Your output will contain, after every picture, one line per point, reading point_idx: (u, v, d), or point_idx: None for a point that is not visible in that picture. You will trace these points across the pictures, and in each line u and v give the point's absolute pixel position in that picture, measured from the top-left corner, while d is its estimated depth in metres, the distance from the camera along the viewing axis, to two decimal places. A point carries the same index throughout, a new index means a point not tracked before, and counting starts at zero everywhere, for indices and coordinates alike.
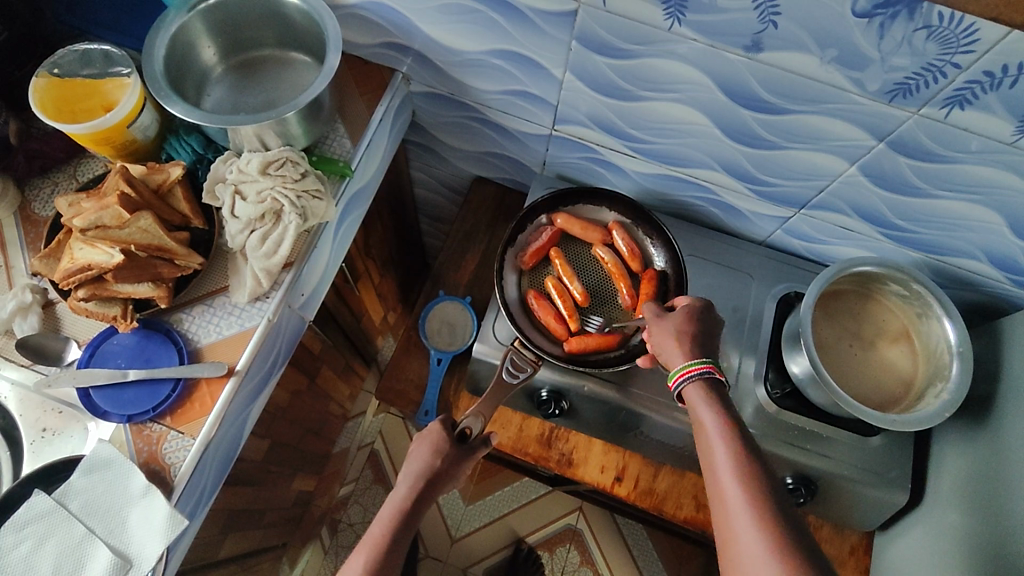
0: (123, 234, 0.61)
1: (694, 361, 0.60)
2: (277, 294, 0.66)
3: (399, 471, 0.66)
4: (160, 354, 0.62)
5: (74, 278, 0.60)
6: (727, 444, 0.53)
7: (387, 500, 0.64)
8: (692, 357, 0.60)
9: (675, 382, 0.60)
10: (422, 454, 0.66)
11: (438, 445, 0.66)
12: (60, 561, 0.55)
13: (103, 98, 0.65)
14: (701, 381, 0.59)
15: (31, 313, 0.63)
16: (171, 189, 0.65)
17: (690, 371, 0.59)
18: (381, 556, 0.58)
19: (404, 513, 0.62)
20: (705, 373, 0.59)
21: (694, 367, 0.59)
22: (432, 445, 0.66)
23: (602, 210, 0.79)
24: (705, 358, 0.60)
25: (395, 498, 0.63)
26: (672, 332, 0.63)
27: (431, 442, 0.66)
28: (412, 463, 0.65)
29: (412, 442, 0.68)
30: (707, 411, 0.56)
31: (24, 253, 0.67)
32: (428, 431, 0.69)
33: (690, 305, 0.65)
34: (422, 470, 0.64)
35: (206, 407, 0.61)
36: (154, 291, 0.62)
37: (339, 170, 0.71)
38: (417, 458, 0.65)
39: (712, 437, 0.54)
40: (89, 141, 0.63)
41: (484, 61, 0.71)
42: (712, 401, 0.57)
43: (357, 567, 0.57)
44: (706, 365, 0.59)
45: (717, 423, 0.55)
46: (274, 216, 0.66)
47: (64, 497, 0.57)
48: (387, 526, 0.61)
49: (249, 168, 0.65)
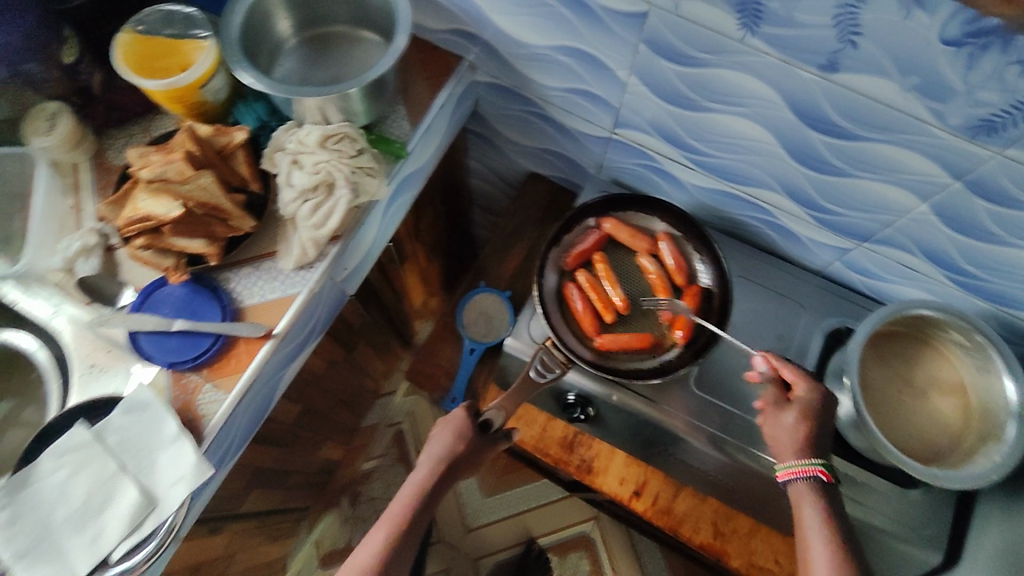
0: (184, 189, 0.62)
1: (806, 462, 0.59)
2: (321, 265, 0.68)
3: (420, 453, 0.66)
4: (206, 308, 0.65)
5: (135, 226, 0.63)
6: (828, 545, 0.55)
7: (409, 481, 0.65)
8: (805, 455, 0.59)
9: (784, 477, 0.60)
10: (444, 436, 0.66)
11: (461, 431, 0.66)
12: (93, 493, 0.58)
13: (181, 58, 0.67)
14: (812, 481, 0.59)
15: (93, 255, 0.66)
16: (234, 152, 0.68)
17: (810, 468, 0.58)
18: (401, 537, 0.59)
19: (424, 494, 0.63)
20: (816, 475, 0.58)
21: (805, 468, 0.59)
22: (454, 430, 0.66)
23: (654, 219, 0.77)
24: (820, 459, 0.59)
25: (416, 479, 0.64)
26: (783, 429, 0.61)
27: (455, 425, 0.66)
28: (435, 446, 0.65)
29: (436, 424, 0.68)
30: (812, 513, 0.57)
31: (94, 198, 0.70)
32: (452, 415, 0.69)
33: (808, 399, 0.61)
34: (444, 456, 0.64)
35: (242, 365, 0.63)
36: (207, 248, 0.64)
37: (394, 150, 0.72)
38: (441, 441, 0.65)
39: (809, 535, 0.56)
40: (163, 97, 0.66)
41: (550, 56, 0.71)
42: (819, 501, 0.58)
43: (379, 541, 0.59)
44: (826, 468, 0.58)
45: (818, 522, 0.57)
46: (327, 188, 0.67)
47: (102, 432, 0.59)
48: (407, 506, 0.62)
49: (309, 139, 0.67)
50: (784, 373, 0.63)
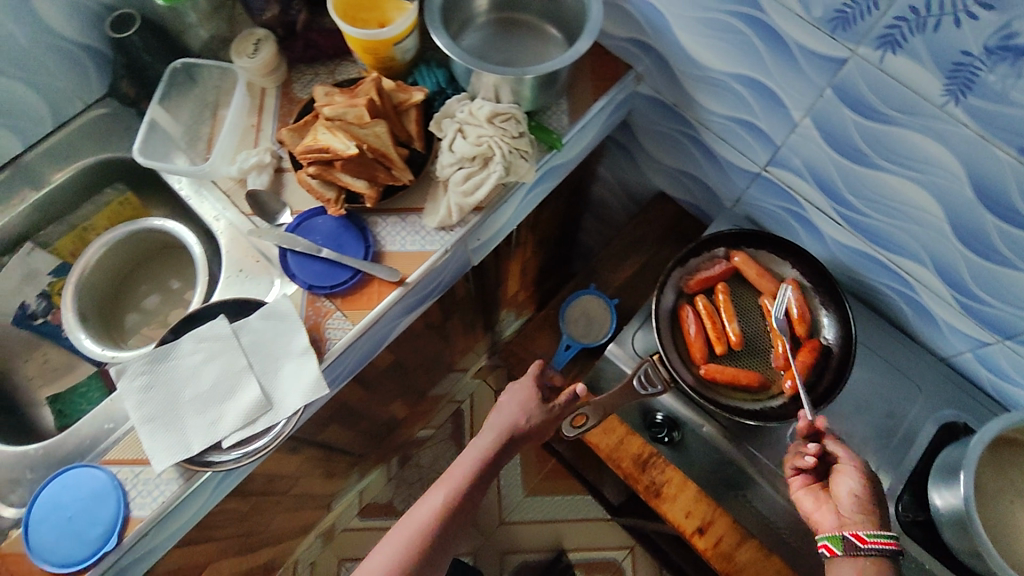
0: (361, 132, 0.67)
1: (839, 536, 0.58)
2: (460, 230, 0.71)
3: (488, 419, 0.70)
4: (351, 244, 0.69)
5: (311, 154, 0.67)
6: None
7: (475, 444, 0.68)
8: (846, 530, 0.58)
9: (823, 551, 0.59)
10: (512, 408, 0.70)
11: (527, 405, 0.70)
12: (220, 382, 0.62)
13: (382, 14, 0.74)
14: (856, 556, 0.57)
15: (265, 172, 0.72)
16: (408, 109, 0.72)
17: (866, 539, 0.57)
18: (460, 496, 0.63)
19: (488, 460, 0.66)
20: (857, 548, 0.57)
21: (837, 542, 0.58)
22: (523, 402, 0.71)
23: (785, 264, 0.75)
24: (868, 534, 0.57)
25: (482, 444, 0.67)
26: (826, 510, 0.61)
27: (525, 397, 0.71)
28: (501, 416, 0.70)
29: (507, 390, 0.73)
30: None
31: (274, 122, 0.76)
32: (523, 382, 0.73)
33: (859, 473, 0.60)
34: (508, 426, 0.69)
35: (371, 303, 0.67)
36: (367, 189, 0.69)
37: (550, 140, 0.75)
38: (510, 410, 0.70)
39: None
40: (360, 46, 0.71)
41: (725, 83, 0.71)
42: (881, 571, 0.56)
43: (437, 500, 0.63)
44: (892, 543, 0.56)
45: None
46: (483, 161, 0.70)
47: (240, 329, 0.64)
48: (471, 469, 0.66)
49: (479, 113, 0.71)
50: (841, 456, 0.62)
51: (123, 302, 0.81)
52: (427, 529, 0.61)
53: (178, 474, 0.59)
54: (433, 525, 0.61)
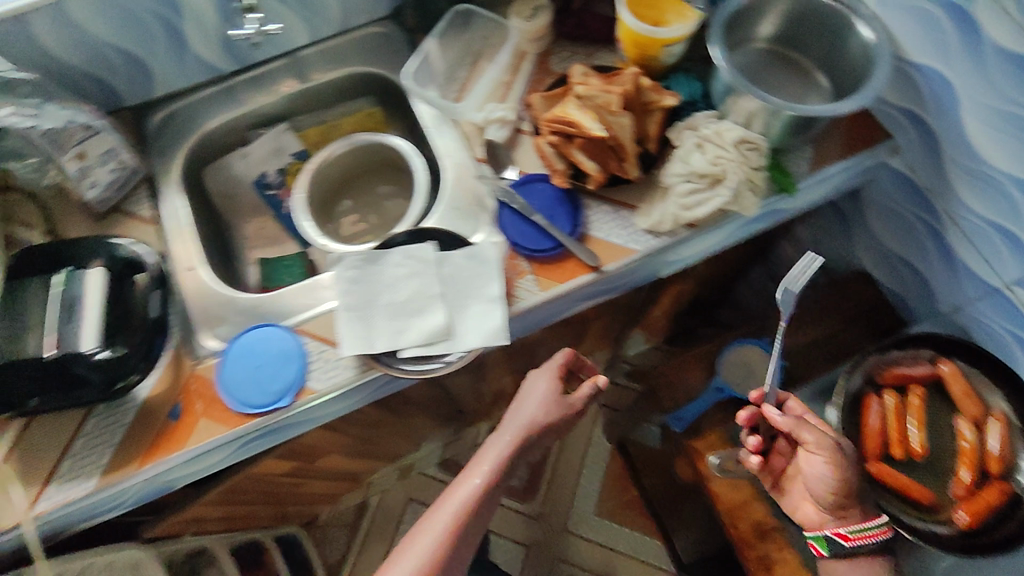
0: (611, 119, 0.68)
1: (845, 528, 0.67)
2: (667, 240, 0.70)
3: (510, 414, 0.74)
4: (562, 217, 0.70)
5: (555, 125, 0.69)
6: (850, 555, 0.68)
7: (500, 437, 0.72)
8: (844, 523, 0.67)
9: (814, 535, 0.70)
10: (534, 403, 0.75)
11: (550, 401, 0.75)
12: (412, 298, 0.66)
13: (660, 16, 0.74)
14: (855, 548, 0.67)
15: (506, 127, 0.75)
16: (656, 110, 0.71)
17: (851, 538, 0.66)
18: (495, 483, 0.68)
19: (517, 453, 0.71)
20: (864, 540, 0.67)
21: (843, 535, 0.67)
22: (543, 398, 0.75)
23: (997, 393, 0.67)
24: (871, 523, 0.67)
25: (505, 439, 0.71)
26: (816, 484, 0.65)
27: (546, 389, 0.76)
28: (524, 411, 0.74)
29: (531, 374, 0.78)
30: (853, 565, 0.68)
31: (523, 84, 0.78)
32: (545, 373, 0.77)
33: (822, 455, 0.63)
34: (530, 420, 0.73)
35: (563, 279, 0.69)
36: (596, 172, 0.69)
37: (784, 182, 0.72)
38: (535, 405, 0.75)
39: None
40: (631, 39, 0.73)
41: (1003, 184, 0.65)
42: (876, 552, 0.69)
43: (477, 480, 0.67)
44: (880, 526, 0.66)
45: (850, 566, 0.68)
46: (713, 181, 0.68)
47: (443, 259, 0.68)
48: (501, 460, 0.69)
49: (726, 134, 0.69)
50: (805, 433, 0.63)
51: (339, 191, 0.89)
52: (462, 512, 0.65)
53: (355, 364, 0.65)
54: (468, 511, 0.65)
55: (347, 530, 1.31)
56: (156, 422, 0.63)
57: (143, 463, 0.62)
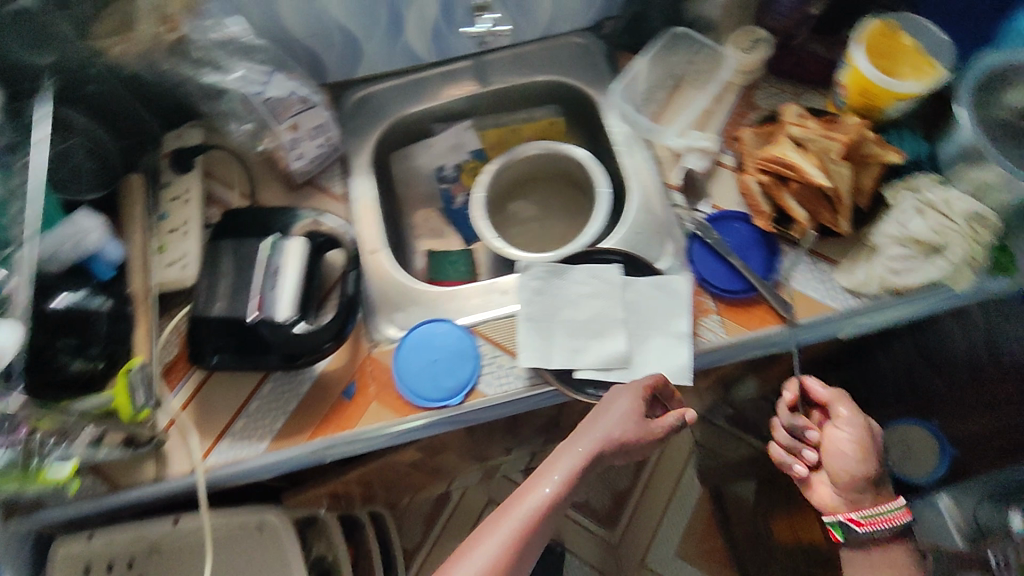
0: (834, 165, 0.65)
1: (882, 511, 0.64)
2: (868, 302, 0.66)
3: (586, 420, 0.59)
4: (758, 260, 0.68)
5: (773, 166, 0.66)
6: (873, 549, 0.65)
7: (569, 449, 0.56)
8: (875, 505, 0.65)
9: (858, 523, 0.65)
10: (617, 414, 0.58)
11: (643, 412, 0.58)
12: (594, 320, 0.65)
13: (892, 68, 0.70)
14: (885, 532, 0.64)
15: (705, 158, 0.73)
16: (875, 163, 0.67)
17: (863, 523, 0.64)
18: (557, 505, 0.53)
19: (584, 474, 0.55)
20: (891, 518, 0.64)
21: (867, 518, 0.64)
22: (630, 409, 0.58)
23: None
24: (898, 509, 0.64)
25: (576, 454, 0.56)
26: (841, 463, 0.65)
27: (630, 405, 0.58)
28: (606, 419, 0.58)
29: (618, 387, 0.60)
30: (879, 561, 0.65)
31: (726, 115, 0.76)
32: (636, 390, 0.60)
33: (846, 424, 0.66)
34: (609, 436, 0.56)
35: (752, 324, 0.65)
36: (805, 220, 0.66)
37: (1006, 261, 0.65)
38: (615, 417, 0.57)
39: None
40: (861, 87, 0.68)
41: None
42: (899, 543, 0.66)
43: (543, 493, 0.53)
44: (897, 510, 0.64)
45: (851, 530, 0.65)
46: (931, 250, 0.64)
47: (629, 285, 0.66)
48: (567, 482, 0.54)
49: (959, 202, 0.63)
50: (840, 406, 0.67)
51: (517, 190, 0.89)
52: (520, 527, 0.52)
53: (527, 375, 0.63)
54: (529, 526, 0.52)
55: (424, 520, 1.32)
56: (330, 397, 0.63)
57: (312, 436, 0.62)
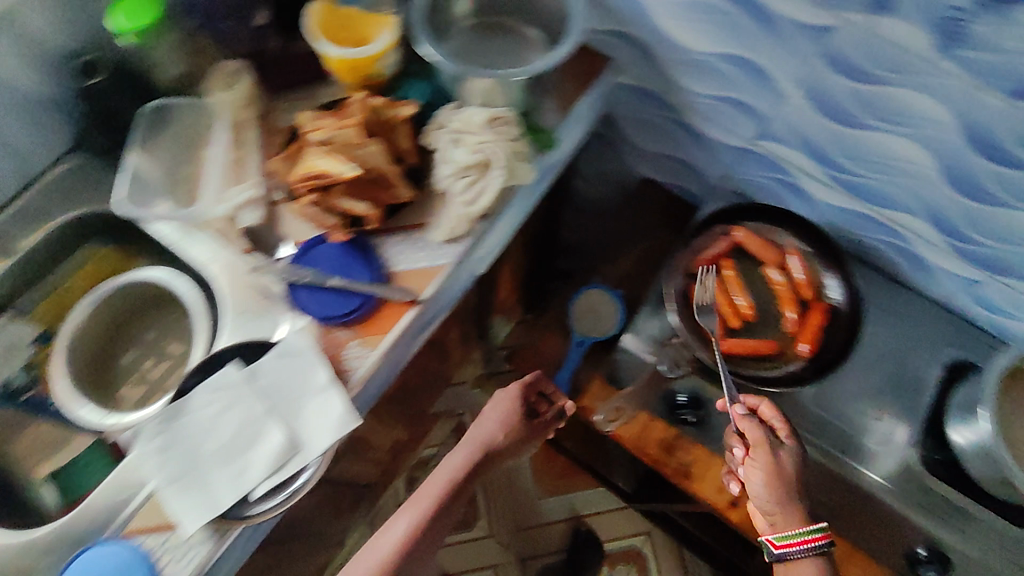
0: (359, 152, 0.66)
1: (810, 530, 0.63)
2: (467, 240, 0.71)
3: (466, 432, 0.76)
4: (359, 269, 0.68)
5: (310, 183, 0.66)
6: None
7: (448, 462, 0.73)
8: (803, 525, 0.64)
9: (776, 547, 0.64)
10: (493, 420, 0.77)
11: (508, 416, 0.77)
12: (240, 430, 0.62)
13: (360, 33, 0.72)
14: (815, 552, 0.63)
15: (258, 207, 0.70)
16: (399, 124, 0.71)
17: (780, 545, 0.63)
18: (429, 518, 0.67)
19: (458, 477, 0.71)
20: (817, 544, 0.63)
21: (804, 538, 0.63)
22: (506, 410, 0.78)
23: (781, 232, 0.77)
24: (818, 528, 0.63)
25: (452, 463, 0.72)
26: (764, 485, 0.64)
27: (501, 412, 0.77)
28: (478, 429, 0.76)
29: (488, 402, 0.79)
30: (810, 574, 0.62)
31: (256, 154, 0.73)
32: (507, 394, 0.79)
33: (797, 472, 0.65)
34: (481, 439, 0.75)
35: (388, 325, 0.67)
36: (371, 210, 0.68)
37: (545, 140, 0.75)
38: (491, 424, 0.76)
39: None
40: (343, 66, 0.70)
41: (709, 63, 0.71)
42: (820, 566, 0.63)
43: (402, 525, 0.65)
44: (824, 534, 0.63)
45: None
46: (484, 168, 0.70)
47: (253, 375, 0.64)
48: (441, 490, 0.69)
49: (475, 119, 0.70)
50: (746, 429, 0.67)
51: (135, 325, 0.76)
52: (417, 518, 0.66)
53: (209, 535, 0.59)
54: (431, 507, 0.67)
55: None
56: None
57: None
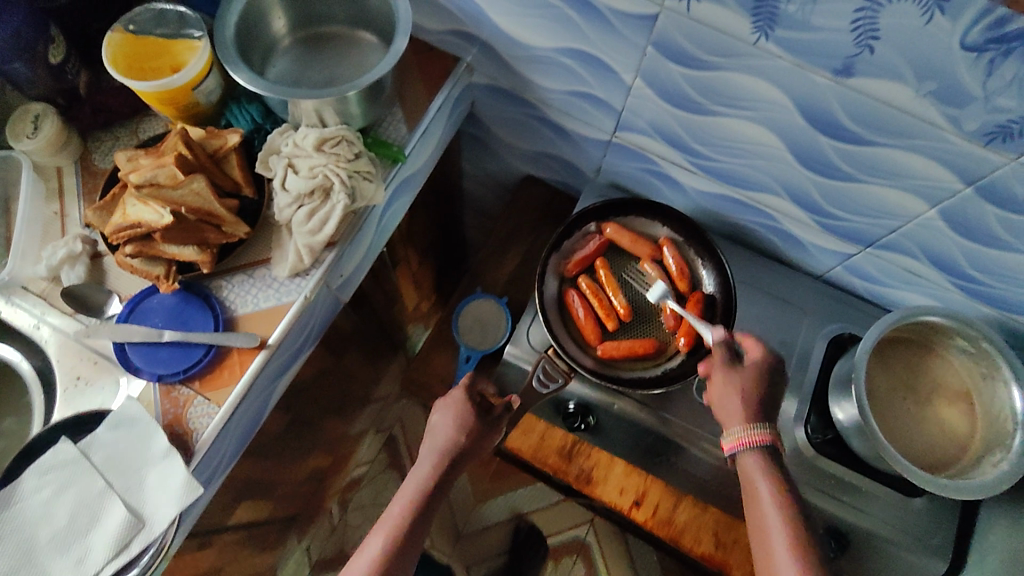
0: (176, 195, 0.61)
1: (752, 430, 0.57)
2: (317, 272, 0.66)
3: (423, 444, 0.67)
4: (197, 318, 0.63)
5: (124, 233, 0.60)
6: (780, 503, 0.54)
7: (412, 479, 0.64)
8: (752, 424, 0.58)
9: (727, 448, 0.59)
10: (447, 426, 0.66)
11: (461, 419, 0.67)
12: (77, 512, 0.57)
13: (173, 58, 0.64)
14: (759, 452, 0.57)
15: (79, 262, 0.64)
16: (227, 155, 0.66)
17: (729, 447, 0.58)
18: (401, 539, 0.58)
19: (425, 493, 0.62)
20: (762, 443, 0.57)
21: (748, 438, 0.57)
22: (456, 417, 0.67)
23: (655, 224, 0.76)
24: (765, 426, 0.58)
25: (418, 476, 0.64)
26: (728, 387, 0.60)
27: (452, 417, 0.67)
28: (435, 439, 0.66)
29: (436, 408, 0.69)
30: (763, 484, 0.55)
31: (79, 204, 0.68)
32: (452, 397, 0.69)
33: (744, 381, 0.60)
34: (444, 448, 0.65)
35: (234, 376, 0.62)
36: (199, 254, 0.62)
37: (392, 154, 0.70)
38: (442, 431, 0.66)
39: (773, 540, 0.52)
40: (155, 99, 0.63)
41: (553, 59, 0.68)
42: (769, 472, 0.56)
43: (375, 548, 0.58)
44: (763, 437, 0.57)
45: (772, 491, 0.55)
46: (323, 193, 0.65)
47: (89, 449, 0.59)
48: (406, 508, 0.61)
49: (305, 142, 0.64)
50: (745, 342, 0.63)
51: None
52: (393, 536, 0.58)
53: None
54: (404, 527, 0.59)
55: None
56: None
57: None
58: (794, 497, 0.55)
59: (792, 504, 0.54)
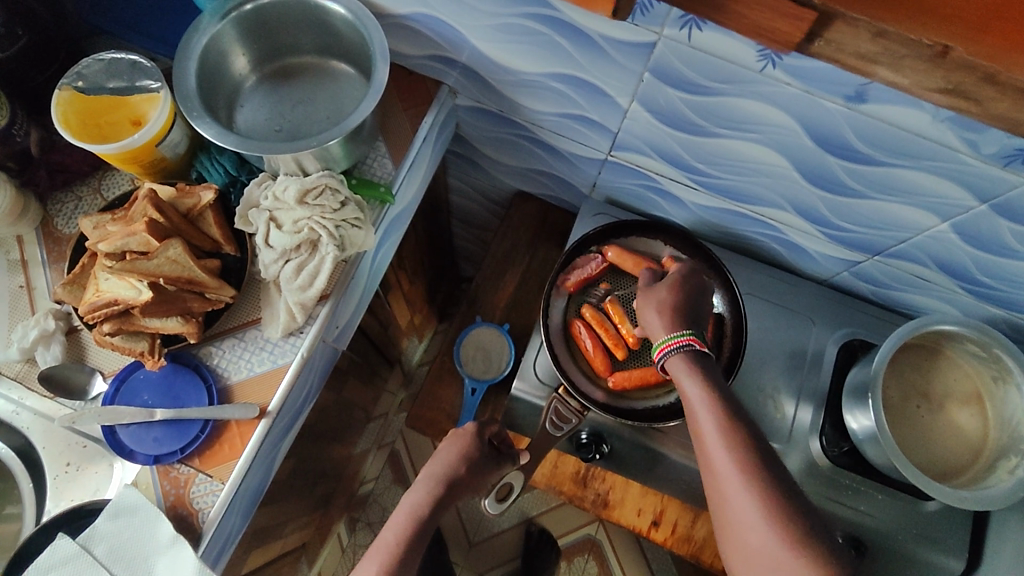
0: (151, 265, 0.57)
1: (674, 333, 0.58)
2: (311, 329, 0.62)
3: (420, 471, 0.63)
4: (189, 391, 0.60)
5: (99, 312, 0.57)
6: (713, 412, 0.53)
7: (403, 501, 0.60)
8: (674, 329, 0.58)
9: (658, 355, 0.58)
10: (449, 454, 0.64)
11: (466, 450, 0.64)
12: None
13: (131, 111, 0.59)
14: (684, 352, 0.57)
15: (54, 341, 0.60)
16: (202, 213, 0.61)
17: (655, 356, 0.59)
18: (396, 565, 0.53)
19: (422, 517, 0.58)
20: (687, 344, 0.57)
21: (673, 341, 0.57)
22: (460, 449, 0.64)
23: (657, 243, 0.75)
24: (688, 329, 0.58)
25: (414, 498, 0.60)
26: (653, 303, 0.61)
27: (455, 447, 0.64)
28: (436, 464, 0.63)
29: (443, 439, 0.66)
30: (692, 386, 0.55)
31: (47, 274, 0.63)
32: (461, 433, 0.67)
33: (663, 294, 0.61)
34: (443, 475, 0.62)
35: (236, 450, 0.59)
36: (183, 326, 0.58)
37: (380, 195, 0.65)
38: (442, 458, 0.63)
39: (709, 443, 0.52)
40: (116, 159, 0.58)
41: (541, 83, 0.64)
42: (694, 371, 0.56)
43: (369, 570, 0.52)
44: (686, 337, 0.57)
45: (701, 394, 0.54)
46: (311, 246, 0.61)
47: (90, 542, 0.56)
48: (401, 531, 0.56)
49: (286, 196, 0.60)
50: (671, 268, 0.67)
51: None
52: (388, 560, 0.53)
53: None
54: (397, 551, 0.54)
55: None
56: None
57: None
58: (720, 391, 0.54)
59: (724, 407, 0.53)
